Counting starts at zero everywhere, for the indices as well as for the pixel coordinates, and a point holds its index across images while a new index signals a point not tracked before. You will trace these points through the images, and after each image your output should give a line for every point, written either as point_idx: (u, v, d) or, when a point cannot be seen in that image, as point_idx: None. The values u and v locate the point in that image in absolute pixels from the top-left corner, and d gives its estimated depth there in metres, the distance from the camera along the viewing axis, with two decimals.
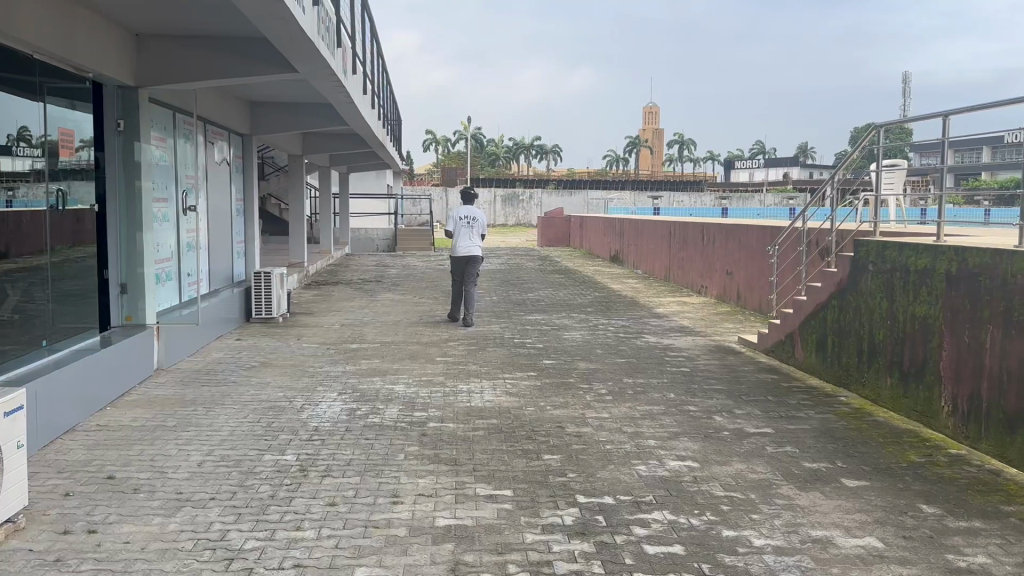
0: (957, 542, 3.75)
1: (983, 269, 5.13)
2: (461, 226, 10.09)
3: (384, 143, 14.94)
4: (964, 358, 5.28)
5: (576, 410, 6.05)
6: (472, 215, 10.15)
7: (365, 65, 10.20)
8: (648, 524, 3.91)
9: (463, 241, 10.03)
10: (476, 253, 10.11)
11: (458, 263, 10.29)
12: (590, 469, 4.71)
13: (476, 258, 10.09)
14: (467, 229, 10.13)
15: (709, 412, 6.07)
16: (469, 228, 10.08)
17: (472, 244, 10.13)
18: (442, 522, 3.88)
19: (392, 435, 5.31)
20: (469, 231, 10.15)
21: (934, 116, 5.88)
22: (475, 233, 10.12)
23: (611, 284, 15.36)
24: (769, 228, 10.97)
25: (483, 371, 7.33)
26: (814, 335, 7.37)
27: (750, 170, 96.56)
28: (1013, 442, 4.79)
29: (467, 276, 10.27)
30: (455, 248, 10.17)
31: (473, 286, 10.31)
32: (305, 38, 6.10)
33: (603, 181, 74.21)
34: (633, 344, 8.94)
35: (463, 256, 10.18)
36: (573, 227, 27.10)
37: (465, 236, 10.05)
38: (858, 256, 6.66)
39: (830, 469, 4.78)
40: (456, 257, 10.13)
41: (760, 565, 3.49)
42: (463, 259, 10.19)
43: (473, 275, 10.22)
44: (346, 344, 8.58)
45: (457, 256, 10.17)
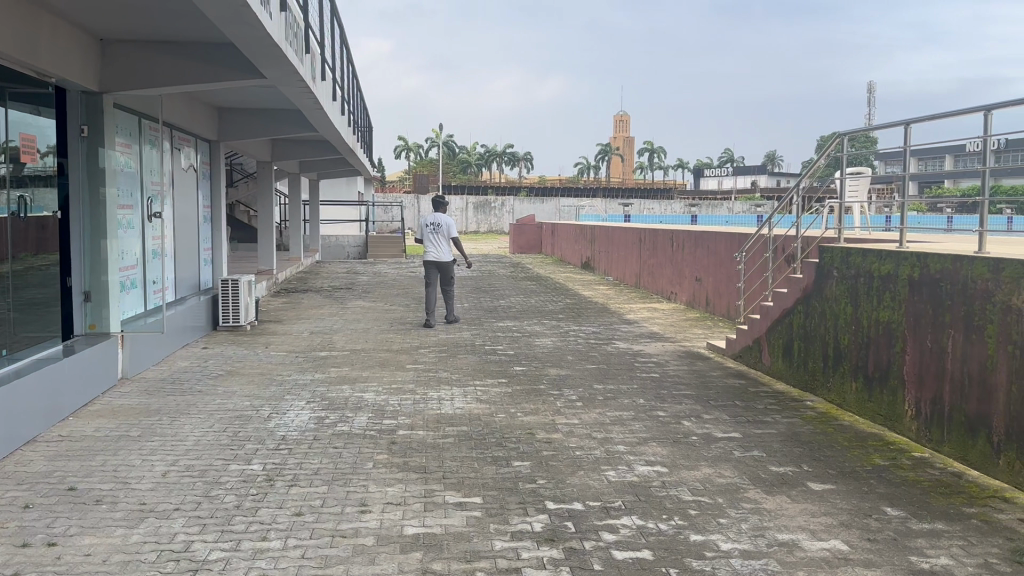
0: (921, 543, 3.80)
1: (944, 275, 5.22)
2: (431, 232, 10.45)
3: (354, 149, 14.87)
4: (926, 361, 5.36)
5: (546, 416, 6.05)
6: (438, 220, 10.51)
7: (334, 71, 10.16)
8: (617, 529, 3.92)
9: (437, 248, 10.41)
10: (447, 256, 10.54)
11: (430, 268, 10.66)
12: (560, 475, 4.71)
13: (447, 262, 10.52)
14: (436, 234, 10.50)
15: (678, 417, 6.10)
16: (439, 235, 10.45)
17: (442, 249, 10.53)
18: (411, 531, 3.86)
19: (361, 443, 5.27)
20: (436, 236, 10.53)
21: (896, 124, 5.98)
22: (443, 238, 10.51)
23: (582, 291, 15.40)
24: (737, 235, 11.10)
25: (453, 378, 7.31)
26: (780, 340, 7.45)
27: (720, 177, 97.57)
28: (974, 445, 4.88)
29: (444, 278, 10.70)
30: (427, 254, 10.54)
31: (450, 286, 10.76)
32: (272, 43, 6.06)
33: (575, 189, 74.77)
34: (603, 350, 8.97)
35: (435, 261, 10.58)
36: (545, 234, 27.16)
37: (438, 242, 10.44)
38: (823, 262, 6.75)
39: (796, 473, 4.82)
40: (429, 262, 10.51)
41: (727, 569, 3.52)
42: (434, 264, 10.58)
43: (449, 278, 10.65)
44: (315, 352, 8.51)
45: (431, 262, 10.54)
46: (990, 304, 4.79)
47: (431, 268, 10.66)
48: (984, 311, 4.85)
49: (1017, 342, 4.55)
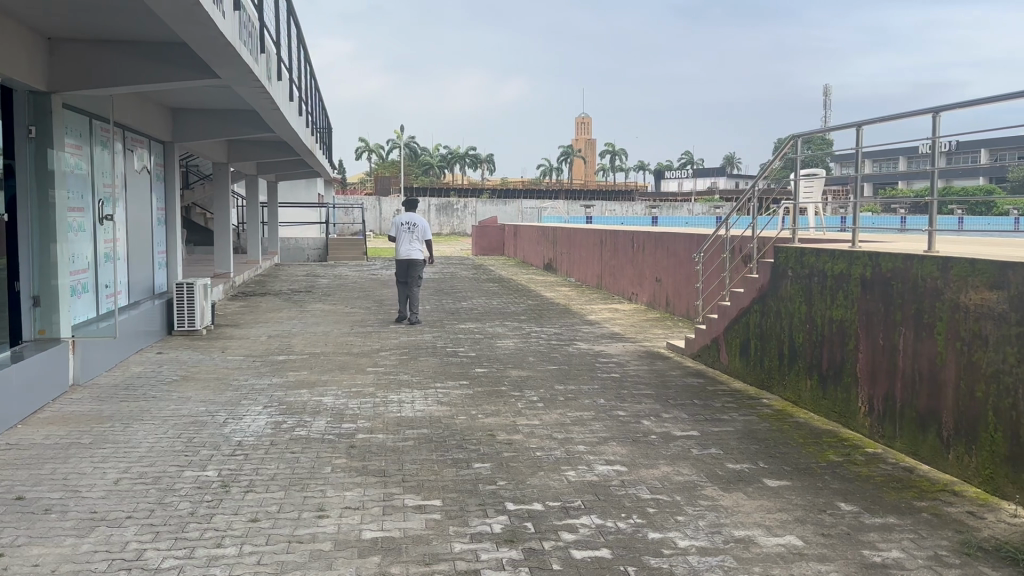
0: (873, 538, 3.87)
1: (895, 274, 5.33)
2: (403, 231, 10.80)
3: (314, 150, 14.73)
4: (878, 359, 5.47)
5: (507, 417, 6.05)
6: (411, 220, 10.89)
7: (291, 71, 10.05)
8: (576, 529, 3.93)
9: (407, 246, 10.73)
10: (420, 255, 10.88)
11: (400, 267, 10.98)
12: (520, 476, 4.71)
13: (418, 261, 10.85)
14: (409, 233, 10.87)
15: (637, 416, 6.14)
16: (411, 233, 10.80)
17: (414, 248, 10.87)
18: (368, 535, 3.82)
19: (319, 448, 5.22)
20: (409, 236, 10.89)
21: (849, 126, 6.09)
22: (416, 237, 10.87)
23: (544, 292, 15.44)
24: (695, 235, 11.21)
25: (413, 381, 7.26)
26: (737, 339, 7.55)
27: (681, 179, 98.68)
28: (925, 439, 4.99)
29: (410, 276, 10.98)
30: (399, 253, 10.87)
31: (417, 284, 11.01)
32: (226, 42, 5.98)
33: (537, 191, 75.10)
34: (564, 350, 9.00)
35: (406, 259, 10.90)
36: (507, 235, 27.19)
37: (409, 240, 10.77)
38: (778, 262, 6.85)
39: (752, 470, 4.88)
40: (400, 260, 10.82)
41: (684, 567, 3.55)
42: (405, 263, 10.92)
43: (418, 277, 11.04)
44: (273, 356, 8.40)
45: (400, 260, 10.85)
46: (939, 301, 4.90)
47: (401, 267, 10.97)
48: (933, 309, 4.96)
49: (965, 339, 4.67)
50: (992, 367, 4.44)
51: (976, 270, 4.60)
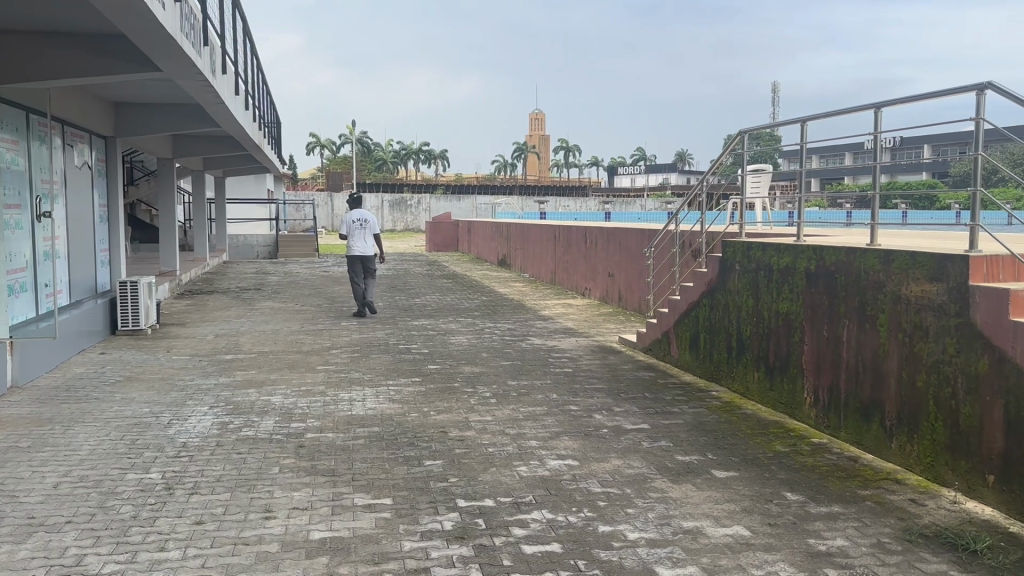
0: (818, 526, 3.94)
1: (839, 267, 5.43)
2: (356, 229, 10.76)
3: (262, 145, 14.48)
4: (823, 351, 5.58)
5: (459, 414, 6.03)
6: (363, 217, 10.86)
7: (236, 64, 9.84)
8: (527, 524, 3.92)
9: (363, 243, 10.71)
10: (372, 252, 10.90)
11: (353, 263, 10.95)
12: (472, 472, 4.70)
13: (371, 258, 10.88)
14: (362, 231, 10.85)
15: (589, 411, 6.17)
16: (365, 231, 10.78)
17: (366, 245, 10.86)
18: (317, 535, 3.77)
19: (267, 448, 5.13)
20: (361, 233, 10.86)
21: (795, 121, 6.19)
22: (369, 234, 10.86)
23: (498, 288, 15.44)
24: (647, 230, 11.30)
25: (365, 378, 7.19)
26: (687, 333, 7.63)
27: (634, 175, 99.68)
28: (868, 429, 5.10)
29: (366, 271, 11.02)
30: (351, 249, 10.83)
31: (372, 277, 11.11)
32: (166, 35, 5.82)
33: (490, 187, 75.20)
34: (518, 346, 9.00)
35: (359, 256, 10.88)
36: (461, 231, 27.13)
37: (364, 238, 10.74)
38: (726, 256, 6.93)
39: (700, 462, 4.94)
40: (354, 257, 10.78)
41: (634, 559, 3.57)
42: (358, 259, 10.91)
43: (371, 270, 11.08)
44: (220, 355, 8.24)
45: (355, 257, 10.81)
46: (882, 294, 5.00)
47: (354, 263, 10.94)
48: (876, 301, 5.07)
49: (906, 330, 4.78)
50: (933, 358, 4.55)
51: (916, 263, 4.71)
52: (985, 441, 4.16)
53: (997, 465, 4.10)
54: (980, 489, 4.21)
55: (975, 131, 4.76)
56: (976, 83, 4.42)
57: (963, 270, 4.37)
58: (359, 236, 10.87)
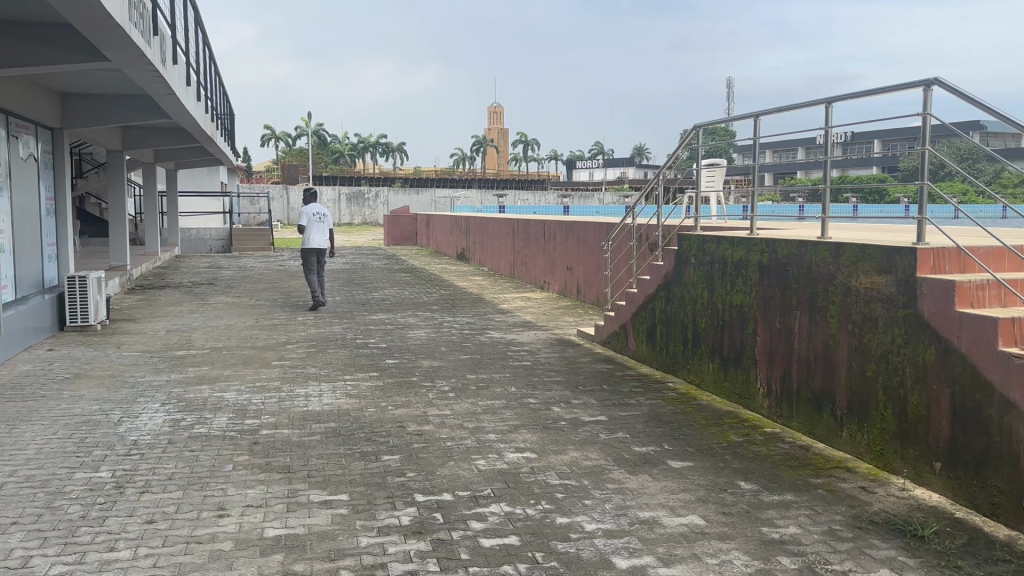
0: (771, 515, 4.01)
1: (791, 259, 5.51)
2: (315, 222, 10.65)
3: (215, 137, 14.21)
4: (776, 342, 5.67)
5: (417, 408, 6.00)
6: (320, 211, 10.79)
7: (187, 55, 9.64)
8: (485, 517, 3.92)
9: (319, 237, 10.61)
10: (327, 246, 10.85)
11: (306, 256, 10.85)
12: (430, 467, 4.68)
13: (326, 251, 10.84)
14: (318, 225, 10.80)
15: (548, 403, 6.19)
16: (320, 224, 10.73)
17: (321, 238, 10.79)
18: (272, 533, 3.72)
19: (220, 445, 5.04)
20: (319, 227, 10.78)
21: (748, 116, 6.26)
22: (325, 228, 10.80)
23: (457, 282, 15.41)
24: (604, 224, 11.37)
25: (321, 374, 7.11)
26: (644, 325, 7.69)
27: (592, 169, 100.15)
28: (820, 418, 5.20)
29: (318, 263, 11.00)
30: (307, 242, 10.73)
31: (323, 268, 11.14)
32: (113, 24, 5.69)
33: (448, 180, 75.03)
34: (476, 340, 8.99)
35: (313, 249, 10.81)
36: (420, 225, 27.00)
37: (320, 230, 10.67)
38: (681, 250, 7.00)
39: (657, 452, 4.99)
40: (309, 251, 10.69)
41: (591, 550, 3.59)
42: (313, 253, 10.84)
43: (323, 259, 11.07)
44: (172, 351, 8.08)
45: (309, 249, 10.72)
46: (832, 286, 5.10)
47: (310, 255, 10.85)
48: (827, 293, 5.16)
49: (856, 322, 4.88)
50: (882, 349, 4.65)
51: (866, 256, 4.81)
52: (933, 428, 4.27)
53: (943, 452, 4.21)
54: (927, 476, 4.32)
55: (922, 126, 4.86)
56: (923, 79, 4.51)
57: (911, 261, 4.46)
58: (315, 229, 10.82)
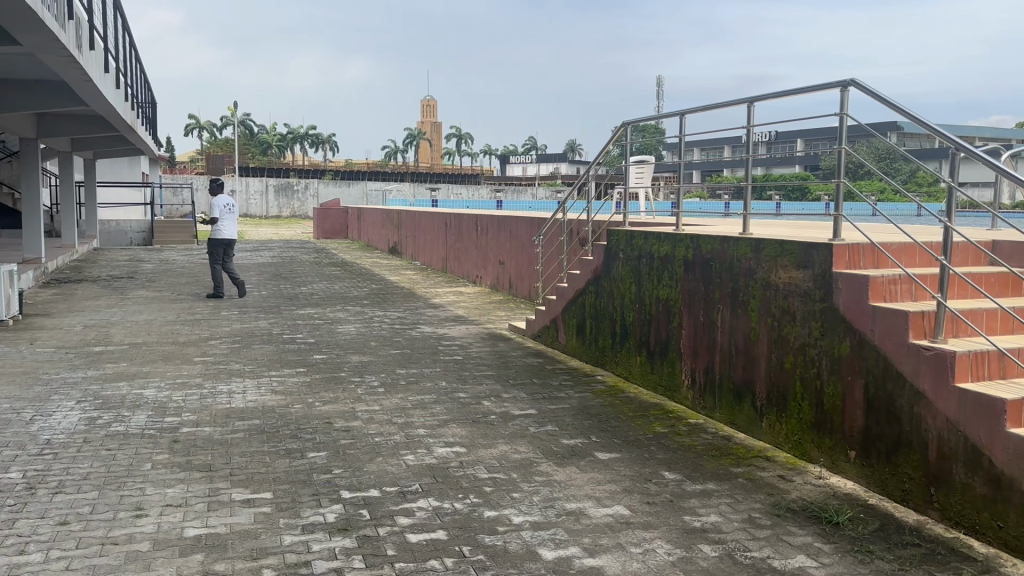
0: (693, 504, 4.11)
1: (714, 255, 5.64)
2: (226, 213, 10.84)
3: (135, 126, 13.73)
4: (700, 335, 5.80)
5: (345, 404, 5.92)
6: (230, 202, 11.00)
7: (105, 40, 9.28)
8: (412, 513, 3.91)
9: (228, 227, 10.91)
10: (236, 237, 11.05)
11: (213, 246, 11.06)
12: (357, 463, 4.63)
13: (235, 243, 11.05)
14: (229, 216, 11.04)
15: (478, 397, 6.19)
16: (231, 216, 10.97)
17: (231, 229, 11.01)
18: (191, 533, 3.63)
19: (139, 444, 4.89)
20: (229, 218, 11.00)
21: (674, 114, 6.38)
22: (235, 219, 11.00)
23: (388, 276, 15.30)
24: (536, 219, 11.45)
25: (246, 370, 6.96)
26: (573, 318, 7.77)
27: (525, 164, 100.54)
28: (741, 409, 5.35)
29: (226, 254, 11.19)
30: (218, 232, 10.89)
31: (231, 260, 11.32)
32: (24, 5, 5.44)
33: (379, 174, 74.34)
34: (407, 334, 8.94)
35: (223, 241, 11.03)
36: (350, 218, 26.68)
37: (230, 222, 10.88)
38: (611, 244, 7.09)
39: (585, 444, 5.06)
40: (218, 242, 10.92)
41: (517, 542, 3.62)
42: (222, 244, 11.05)
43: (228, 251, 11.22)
44: (90, 347, 7.79)
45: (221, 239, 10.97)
46: (753, 281, 5.24)
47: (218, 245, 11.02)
48: (747, 287, 5.30)
49: (775, 315, 5.02)
50: (800, 341, 4.81)
51: (785, 251, 4.96)
52: (847, 419, 4.44)
53: (857, 441, 4.38)
54: (842, 464, 4.49)
55: (840, 126, 5.00)
56: (840, 80, 4.68)
57: (827, 257, 4.62)
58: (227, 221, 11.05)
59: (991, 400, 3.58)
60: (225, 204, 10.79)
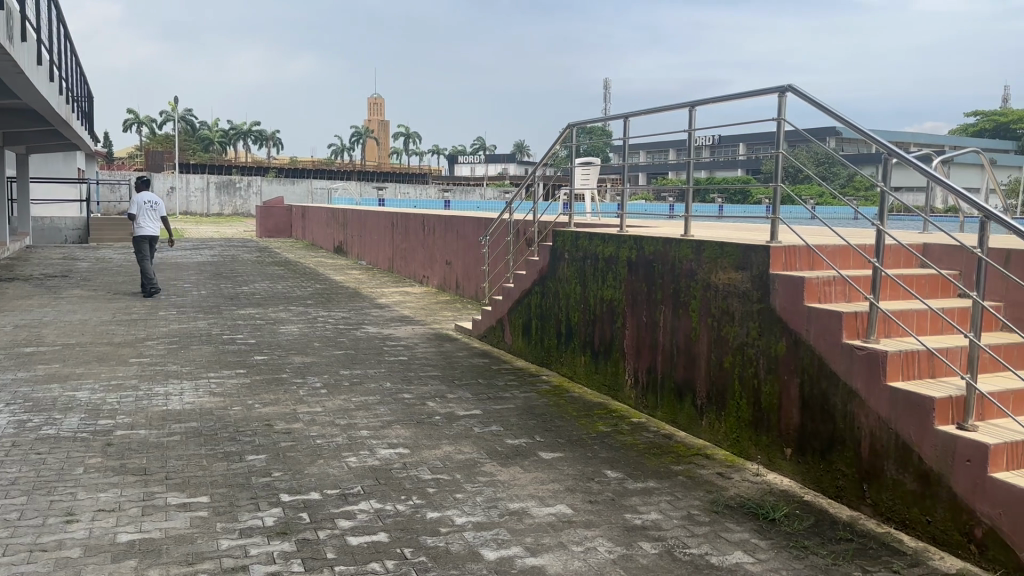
0: (635, 502, 4.16)
1: (656, 256, 5.72)
2: (146, 209, 10.91)
3: (69, 121, 13.33)
4: (643, 335, 5.88)
5: (286, 405, 5.84)
6: (152, 200, 11.08)
7: (38, 32, 8.99)
8: (354, 515, 3.87)
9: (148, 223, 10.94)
10: (159, 233, 11.12)
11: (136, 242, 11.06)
12: (297, 466, 4.57)
13: (159, 239, 11.13)
14: (151, 214, 11.07)
15: (423, 398, 6.17)
16: (153, 211, 11.03)
17: (153, 226, 11.09)
18: (124, 538, 3.54)
19: (70, 447, 4.75)
20: (150, 214, 11.05)
21: (618, 117, 6.45)
22: (158, 216, 11.11)
23: (332, 276, 15.13)
24: (483, 220, 11.45)
25: (184, 371, 6.81)
26: (519, 319, 7.79)
27: (473, 164, 100.46)
28: (682, 408, 5.44)
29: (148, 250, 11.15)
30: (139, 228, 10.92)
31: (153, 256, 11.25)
32: None
33: (323, 172, 73.46)
34: (352, 335, 8.86)
35: (145, 237, 11.01)
36: (295, 217, 26.30)
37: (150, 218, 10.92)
38: (556, 245, 7.13)
39: (529, 444, 5.08)
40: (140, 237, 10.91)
41: (459, 543, 3.61)
42: (144, 240, 11.04)
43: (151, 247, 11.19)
44: (19, 348, 7.52)
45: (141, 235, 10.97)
46: (693, 282, 5.32)
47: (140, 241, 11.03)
48: (688, 288, 5.39)
49: (714, 315, 5.12)
50: (738, 341, 4.91)
51: (724, 253, 5.05)
52: (783, 416, 4.55)
53: (793, 438, 4.49)
54: (779, 461, 4.60)
55: (778, 131, 5.12)
56: (778, 86, 4.79)
57: (765, 259, 4.72)
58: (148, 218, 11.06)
59: (921, 399, 3.71)
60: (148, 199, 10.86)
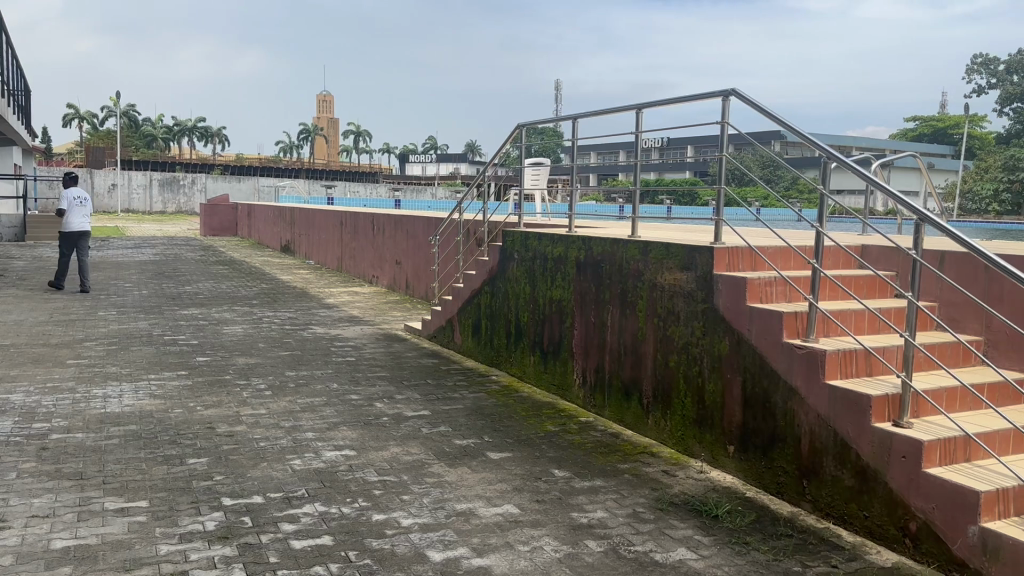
0: (581, 500, 4.19)
1: (604, 256, 5.77)
2: (74, 205, 10.65)
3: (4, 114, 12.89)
4: (591, 334, 5.93)
5: (229, 408, 5.74)
6: (82, 196, 10.78)
7: None
8: (297, 519, 3.82)
9: (76, 220, 10.66)
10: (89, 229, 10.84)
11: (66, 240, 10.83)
12: (240, 469, 4.49)
13: (91, 235, 10.87)
14: (81, 209, 10.79)
15: (371, 399, 6.13)
16: (82, 208, 10.77)
17: (83, 222, 10.82)
18: (58, 545, 3.44)
19: (2, 452, 4.60)
20: (79, 210, 10.78)
21: (567, 118, 6.48)
22: (87, 213, 10.87)
23: (279, 275, 14.90)
24: (433, 219, 11.41)
25: (123, 373, 6.64)
26: (469, 319, 7.78)
27: (424, 163, 100.01)
28: (629, 407, 5.50)
29: (78, 247, 10.89)
30: (68, 225, 10.67)
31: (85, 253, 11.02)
32: None
33: (271, 170, 72.32)
34: (298, 335, 8.75)
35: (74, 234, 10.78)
36: (242, 215, 25.85)
37: (77, 214, 10.66)
38: (506, 245, 7.15)
39: (477, 444, 5.08)
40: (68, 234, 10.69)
41: (405, 545, 3.60)
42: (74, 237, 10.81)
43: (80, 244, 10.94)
44: None
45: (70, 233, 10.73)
46: (640, 282, 5.38)
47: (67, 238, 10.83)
48: (635, 289, 5.45)
49: (661, 315, 5.18)
50: (683, 340, 4.98)
51: (670, 254, 5.12)
52: (726, 414, 4.63)
53: (736, 436, 4.57)
54: (722, 459, 4.68)
55: (723, 134, 5.20)
56: (722, 90, 4.87)
57: (709, 260, 4.79)
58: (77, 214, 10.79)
59: (859, 397, 3.81)
60: (76, 196, 10.58)
